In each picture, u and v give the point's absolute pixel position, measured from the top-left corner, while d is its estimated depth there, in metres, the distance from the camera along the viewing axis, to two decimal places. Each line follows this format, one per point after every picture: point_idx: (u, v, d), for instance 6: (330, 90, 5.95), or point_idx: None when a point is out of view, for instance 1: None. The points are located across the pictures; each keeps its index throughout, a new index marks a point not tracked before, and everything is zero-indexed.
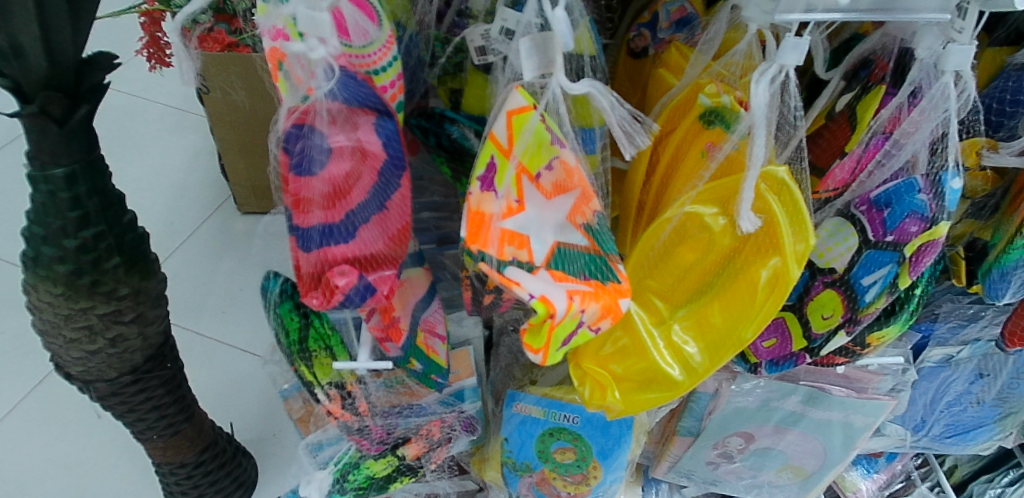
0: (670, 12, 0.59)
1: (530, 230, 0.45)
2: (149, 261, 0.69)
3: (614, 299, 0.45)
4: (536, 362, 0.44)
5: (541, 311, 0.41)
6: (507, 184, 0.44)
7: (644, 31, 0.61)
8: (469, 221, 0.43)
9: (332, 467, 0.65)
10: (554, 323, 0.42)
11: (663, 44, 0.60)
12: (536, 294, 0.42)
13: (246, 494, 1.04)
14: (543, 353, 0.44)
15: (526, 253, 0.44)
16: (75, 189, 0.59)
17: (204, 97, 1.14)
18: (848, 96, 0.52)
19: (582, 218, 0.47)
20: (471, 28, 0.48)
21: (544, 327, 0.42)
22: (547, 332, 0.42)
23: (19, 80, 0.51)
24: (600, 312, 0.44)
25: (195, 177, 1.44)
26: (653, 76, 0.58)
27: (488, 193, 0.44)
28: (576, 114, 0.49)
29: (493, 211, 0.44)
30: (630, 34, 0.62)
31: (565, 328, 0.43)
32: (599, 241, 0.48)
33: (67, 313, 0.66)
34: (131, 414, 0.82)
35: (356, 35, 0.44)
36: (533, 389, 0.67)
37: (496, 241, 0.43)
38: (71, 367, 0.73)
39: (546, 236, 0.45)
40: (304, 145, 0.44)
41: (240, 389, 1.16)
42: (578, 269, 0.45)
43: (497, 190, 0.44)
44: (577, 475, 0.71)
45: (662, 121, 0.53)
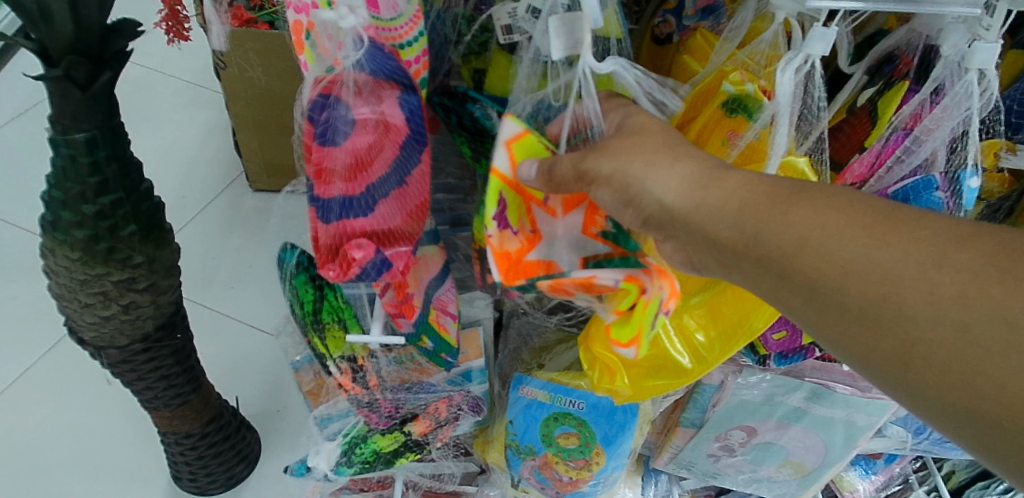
0: None
1: (554, 255, 0.48)
2: (164, 231, 0.71)
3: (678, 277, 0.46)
4: (631, 356, 0.46)
5: (626, 288, 0.43)
6: (521, 219, 0.47)
7: (669, 18, 0.60)
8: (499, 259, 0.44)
9: (340, 439, 0.65)
10: (640, 298, 0.43)
11: (687, 31, 0.60)
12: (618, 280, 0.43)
13: (249, 467, 1.06)
14: (636, 344, 0.45)
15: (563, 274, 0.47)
16: (95, 154, 0.60)
17: (222, 73, 1.16)
18: (871, 90, 0.52)
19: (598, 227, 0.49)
20: (498, 6, 0.48)
21: (635, 310, 0.43)
22: (640, 317, 0.44)
23: (46, 43, 0.52)
24: (671, 289, 0.45)
25: (208, 153, 1.45)
26: (677, 62, 0.58)
27: (506, 230, 0.46)
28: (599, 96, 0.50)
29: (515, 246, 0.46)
30: (656, 20, 0.62)
31: (653, 312, 0.44)
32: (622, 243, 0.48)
33: (83, 279, 0.67)
34: (140, 383, 0.84)
35: (384, 7, 0.44)
36: (541, 374, 0.68)
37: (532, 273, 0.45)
38: (84, 332, 0.74)
39: (571, 256, 0.48)
40: (328, 115, 0.44)
41: (248, 364, 1.18)
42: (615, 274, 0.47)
43: (512, 225, 0.46)
44: (580, 460, 0.71)
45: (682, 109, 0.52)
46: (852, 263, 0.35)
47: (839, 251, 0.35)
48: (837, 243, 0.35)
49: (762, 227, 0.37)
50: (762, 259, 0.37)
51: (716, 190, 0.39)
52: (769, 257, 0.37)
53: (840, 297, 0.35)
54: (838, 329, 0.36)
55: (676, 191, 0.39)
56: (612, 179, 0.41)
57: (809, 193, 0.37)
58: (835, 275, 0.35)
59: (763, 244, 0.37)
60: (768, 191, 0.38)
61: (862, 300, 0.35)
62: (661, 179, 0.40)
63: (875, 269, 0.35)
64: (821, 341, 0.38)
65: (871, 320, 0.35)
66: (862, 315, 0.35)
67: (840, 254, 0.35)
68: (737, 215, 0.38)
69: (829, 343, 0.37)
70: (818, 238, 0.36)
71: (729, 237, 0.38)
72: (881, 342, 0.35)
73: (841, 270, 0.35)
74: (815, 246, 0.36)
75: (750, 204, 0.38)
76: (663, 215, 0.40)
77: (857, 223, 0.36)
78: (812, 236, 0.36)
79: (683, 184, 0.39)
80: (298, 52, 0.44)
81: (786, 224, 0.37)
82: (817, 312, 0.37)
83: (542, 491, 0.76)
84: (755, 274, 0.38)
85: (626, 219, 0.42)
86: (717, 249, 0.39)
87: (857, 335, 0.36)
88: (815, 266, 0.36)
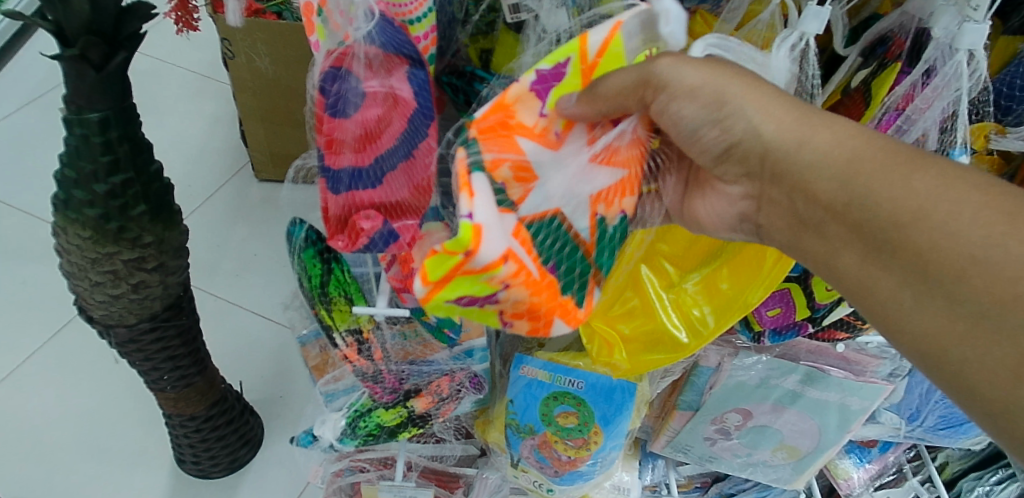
0: None
1: (544, 171, 0.42)
2: (173, 212, 0.78)
3: (552, 320, 0.44)
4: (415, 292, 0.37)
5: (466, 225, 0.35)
6: (563, 110, 0.42)
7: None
8: (494, 105, 0.40)
9: (345, 411, 0.66)
10: (468, 261, 0.36)
11: None
12: (476, 217, 0.36)
13: (252, 451, 1.11)
14: (428, 288, 0.36)
15: (520, 192, 0.42)
16: (107, 134, 0.67)
17: (229, 63, 1.21)
18: (864, 72, 0.53)
19: (604, 208, 0.46)
20: None
21: (452, 261, 0.36)
22: (452, 267, 0.36)
23: (63, 24, 0.60)
24: (522, 307, 0.41)
25: (214, 142, 1.47)
26: None
27: (534, 102, 0.41)
28: None
29: (523, 118, 0.41)
30: None
31: (467, 285, 0.37)
32: (600, 240, 0.47)
33: (94, 257, 0.74)
34: (147, 363, 0.89)
35: None
36: (540, 354, 0.70)
37: (500, 137, 0.40)
38: (93, 310, 0.80)
39: (552, 200, 0.43)
40: (340, 87, 0.46)
41: (253, 350, 1.22)
42: (547, 244, 0.44)
43: (546, 105, 0.41)
44: (579, 439, 0.72)
45: None
46: (980, 251, 0.35)
47: (967, 237, 0.36)
48: (960, 226, 0.36)
49: (876, 187, 0.38)
50: (865, 220, 0.38)
51: (829, 143, 0.40)
52: (880, 226, 0.38)
53: (959, 285, 0.36)
54: (937, 317, 0.36)
55: (783, 135, 0.40)
56: (702, 89, 0.40)
57: (936, 168, 0.38)
58: (958, 260, 0.36)
59: (872, 203, 0.38)
60: (886, 156, 0.39)
61: (982, 297, 0.35)
62: (772, 125, 0.40)
63: (1003, 265, 0.35)
64: (904, 333, 0.38)
65: (988, 320, 0.35)
66: (978, 313, 0.35)
67: (964, 237, 0.36)
68: (849, 171, 0.39)
69: (918, 333, 0.37)
70: (943, 213, 0.37)
71: (833, 193, 0.39)
72: (992, 349, 0.35)
73: (966, 257, 0.36)
74: (940, 223, 0.37)
75: (866, 163, 0.39)
76: (766, 167, 0.41)
77: (992, 208, 0.36)
78: (936, 208, 0.37)
79: (795, 130, 0.40)
80: (309, 32, 0.47)
81: (909, 190, 0.38)
82: (914, 294, 0.37)
83: (540, 471, 0.76)
84: (851, 235, 0.39)
85: (711, 143, 0.42)
86: (825, 205, 0.40)
87: (964, 332, 0.35)
88: (934, 244, 0.36)
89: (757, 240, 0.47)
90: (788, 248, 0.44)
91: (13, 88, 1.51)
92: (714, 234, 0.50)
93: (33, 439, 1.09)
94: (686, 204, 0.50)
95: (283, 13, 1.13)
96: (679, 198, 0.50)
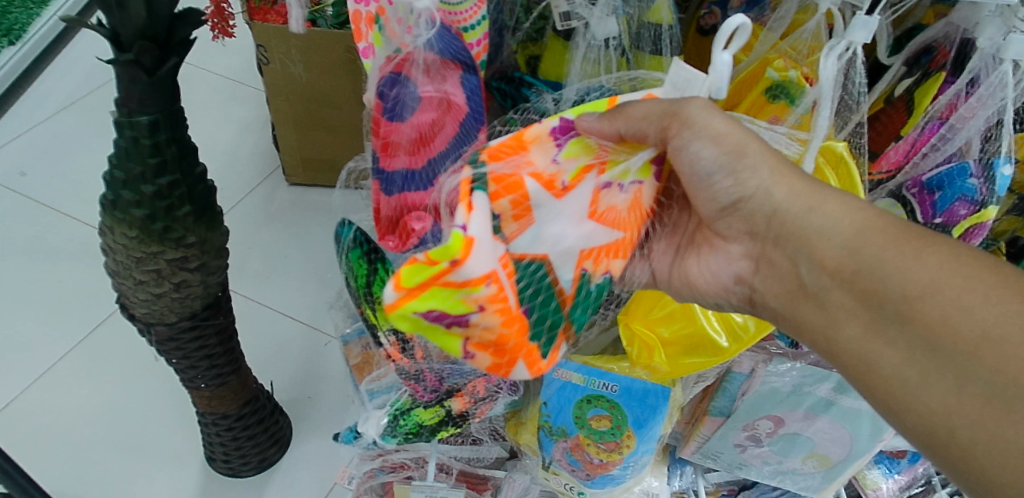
0: None
1: (542, 218, 0.47)
2: (215, 214, 0.80)
3: (515, 361, 0.47)
4: (387, 296, 0.38)
5: (458, 236, 0.38)
6: (575, 161, 0.46)
7: (714, 9, 0.64)
8: (513, 135, 0.44)
9: (388, 408, 0.66)
10: (450, 271, 0.38)
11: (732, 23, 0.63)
12: (470, 231, 0.39)
13: (281, 451, 1.13)
14: (402, 293, 0.38)
15: (513, 229, 0.45)
16: (157, 136, 0.69)
17: (263, 69, 1.25)
18: (908, 81, 0.55)
19: (592, 265, 0.50)
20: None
21: (434, 270, 0.38)
22: (432, 275, 0.38)
23: (120, 30, 0.62)
24: (490, 336, 0.44)
25: (245, 146, 1.50)
26: None
27: (551, 146, 0.46)
28: None
29: (536, 157, 0.45)
30: (700, 12, 0.65)
31: (440, 296, 0.39)
32: (575, 295, 0.51)
33: (140, 256, 0.76)
34: (185, 361, 0.91)
35: None
36: (575, 356, 0.70)
37: (509, 167, 0.44)
38: (135, 308, 0.82)
39: (545, 246, 0.47)
40: (398, 92, 0.47)
41: (282, 350, 1.24)
42: (528, 281, 0.47)
43: (560, 154, 0.46)
44: (611, 442, 0.73)
45: (729, 93, 0.55)
46: (992, 330, 0.40)
47: (982, 316, 0.41)
48: (969, 303, 0.41)
49: (886, 261, 0.44)
50: (876, 291, 0.43)
51: (838, 215, 0.45)
52: (891, 299, 0.43)
53: (969, 361, 0.40)
54: (947, 392, 0.41)
55: (796, 202, 0.46)
56: (726, 137, 0.44)
57: (946, 249, 0.43)
58: (972, 336, 0.40)
59: (882, 277, 0.43)
60: (895, 236, 0.44)
61: (994, 375, 0.39)
62: (787, 194, 0.46)
63: (1008, 341, 0.40)
64: (912, 408, 0.42)
65: (998, 400, 0.39)
66: (988, 390, 0.39)
67: (971, 314, 0.41)
68: (857, 242, 0.44)
69: (928, 408, 0.41)
70: (952, 291, 0.42)
71: (842, 262, 0.45)
72: (1005, 429, 0.38)
73: (979, 334, 0.40)
74: (950, 300, 0.42)
75: (874, 239, 0.44)
76: (776, 233, 0.47)
77: (1002, 288, 0.41)
78: (941, 285, 0.42)
79: (810, 201, 0.46)
80: (359, 39, 0.47)
81: (920, 265, 0.43)
82: (922, 368, 0.42)
83: (572, 474, 0.77)
84: (860, 306, 0.44)
85: (724, 193, 0.47)
86: (834, 276, 0.45)
87: (976, 409, 0.40)
88: (946, 320, 0.41)
89: (743, 306, 0.52)
90: (781, 315, 0.49)
91: (52, 92, 1.55)
92: (704, 299, 0.54)
93: (66, 435, 1.11)
94: (680, 265, 0.55)
95: (317, 21, 1.19)
96: (668, 263, 0.55)
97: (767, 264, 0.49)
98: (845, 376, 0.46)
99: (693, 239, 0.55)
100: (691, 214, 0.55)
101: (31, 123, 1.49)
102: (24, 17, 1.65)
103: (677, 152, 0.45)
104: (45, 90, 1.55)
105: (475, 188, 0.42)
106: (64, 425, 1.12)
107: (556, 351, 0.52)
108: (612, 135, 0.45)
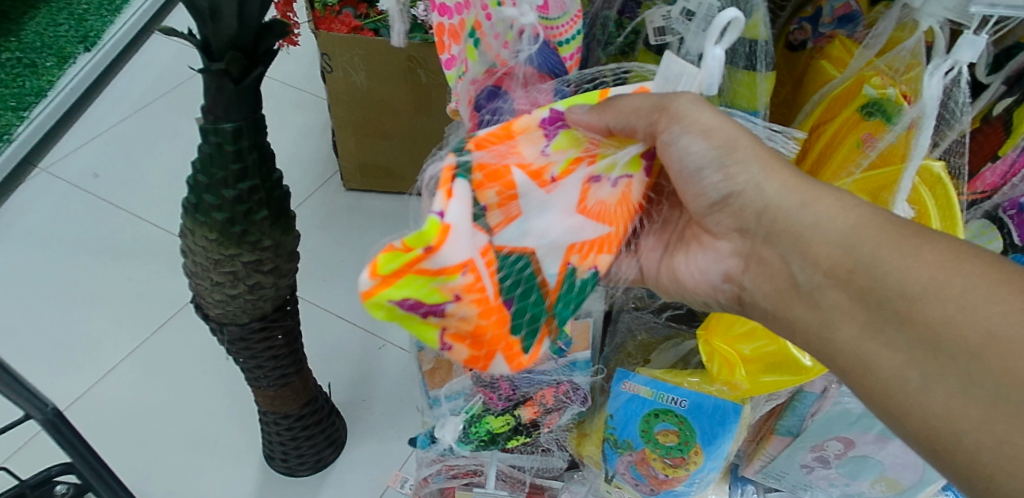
0: (834, 8, 0.60)
1: (530, 210, 0.46)
2: (289, 218, 0.82)
3: (494, 354, 0.47)
4: (362, 284, 0.37)
5: (434, 222, 0.37)
6: (566, 154, 0.46)
7: (805, 25, 0.64)
8: (502, 123, 0.44)
9: (464, 415, 0.67)
10: (425, 258, 0.37)
11: (823, 39, 0.62)
12: (447, 218, 0.38)
13: (336, 451, 1.15)
14: (378, 280, 0.38)
15: (498, 219, 0.44)
16: (239, 142, 0.71)
17: (327, 77, 1.29)
18: (1008, 100, 0.53)
19: (578, 259, 0.50)
20: (652, 9, 0.55)
21: (409, 258, 0.37)
22: (406, 263, 0.37)
23: (211, 40, 0.64)
24: (465, 326, 0.44)
25: (305, 151, 1.54)
26: (813, 67, 0.61)
27: (541, 136, 0.46)
28: (743, 95, 0.53)
29: (525, 147, 0.45)
30: (790, 27, 0.65)
31: (413, 284, 0.39)
32: (562, 291, 0.50)
33: (218, 258, 0.78)
34: (252, 361, 0.93)
35: (553, 8, 0.51)
36: (644, 371, 0.70)
37: (498, 157, 0.44)
38: (210, 308, 0.84)
39: (531, 239, 0.47)
40: (496, 108, 0.51)
41: (338, 352, 1.27)
42: (513, 274, 0.46)
43: (550, 145, 0.46)
44: (678, 458, 0.72)
45: (821, 109, 0.56)
46: (997, 328, 0.39)
47: (985, 315, 0.39)
48: (971, 304, 0.40)
49: (881, 258, 0.43)
50: (870, 288, 0.43)
51: (830, 212, 0.45)
52: (889, 298, 0.42)
53: (972, 363, 0.39)
54: (950, 394, 0.39)
55: (788, 197, 0.46)
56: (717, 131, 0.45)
57: (947, 245, 0.42)
58: (975, 337, 0.39)
59: (874, 275, 0.43)
60: (891, 231, 0.44)
61: (1002, 379, 0.38)
62: (779, 188, 0.46)
63: (1014, 344, 0.38)
64: (912, 413, 0.41)
65: (1004, 403, 0.37)
66: (995, 394, 0.38)
67: (972, 315, 0.40)
68: (852, 238, 0.44)
69: (929, 412, 0.40)
70: (955, 290, 0.41)
71: (836, 259, 0.44)
72: (1010, 435, 0.37)
73: (984, 334, 0.39)
74: (952, 299, 0.41)
75: (869, 237, 0.44)
76: (766, 230, 0.48)
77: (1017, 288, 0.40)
78: (937, 283, 0.41)
79: (796, 197, 0.46)
80: (449, 43, 0.51)
81: (919, 263, 0.42)
82: (922, 370, 0.40)
83: (636, 488, 0.77)
84: (856, 304, 0.43)
85: (713, 187, 0.47)
86: (828, 274, 0.45)
87: (981, 413, 0.38)
88: (948, 320, 0.40)
89: (731, 304, 0.54)
90: (770, 312, 0.49)
91: (126, 96, 1.61)
92: (695, 293, 0.56)
93: (132, 428, 1.15)
94: (671, 261, 0.56)
95: (379, 30, 1.25)
96: (656, 259, 0.58)
97: (756, 261, 0.50)
98: (844, 379, 0.45)
99: (682, 237, 0.56)
100: (681, 212, 0.56)
101: (105, 126, 1.56)
102: (103, 24, 1.73)
103: (667, 146, 0.46)
104: (118, 94, 1.62)
105: (457, 175, 0.41)
106: (130, 418, 1.16)
107: (538, 348, 0.50)
108: (601, 129, 0.46)
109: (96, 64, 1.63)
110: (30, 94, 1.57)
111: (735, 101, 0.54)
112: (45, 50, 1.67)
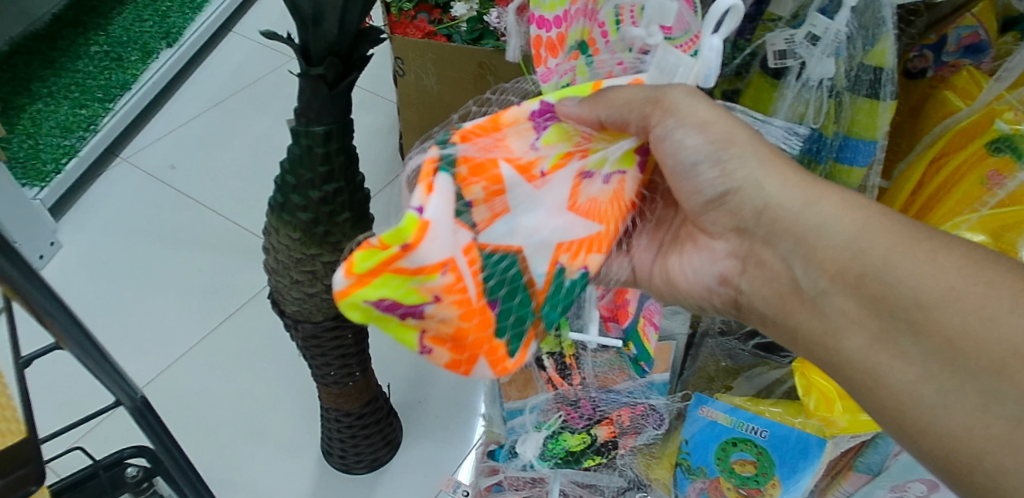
0: (962, 37, 0.63)
1: (519, 207, 0.47)
2: (370, 221, 0.83)
3: (477, 358, 0.46)
4: (337, 282, 0.39)
5: (412, 219, 0.38)
6: (556, 148, 0.47)
7: (926, 53, 0.66)
8: (490, 115, 0.45)
9: (543, 430, 0.70)
10: (401, 256, 0.38)
11: (945, 67, 0.66)
12: (426, 214, 0.39)
13: (391, 452, 1.15)
14: (355, 277, 0.39)
15: (484, 214, 0.45)
16: (328, 145, 0.73)
17: (399, 79, 1.31)
18: None
19: (567, 259, 0.49)
20: (774, 32, 0.55)
21: (384, 257, 0.38)
22: (382, 262, 0.38)
23: (311, 45, 0.66)
24: (445, 327, 0.44)
25: (371, 152, 1.57)
26: (935, 96, 0.66)
27: (530, 131, 0.47)
28: (864, 124, 0.58)
29: (513, 141, 0.46)
30: (910, 53, 0.68)
31: (389, 283, 0.40)
32: (550, 293, 0.49)
33: (299, 257, 0.80)
34: (322, 357, 0.94)
35: (676, 28, 0.53)
36: (724, 397, 0.69)
37: (484, 150, 0.44)
38: (287, 305, 0.86)
39: (519, 237, 0.47)
40: None
41: (396, 353, 1.28)
42: (500, 271, 0.46)
43: (540, 138, 0.47)
44: (753, 490, 0.69)
45: (945, 141, 0.62)
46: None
47: (1009, 329, 0.39)
48: (995, 320, 0.39)
49: (893, 263, 0.43)
50: (884, 298, 0.42)
51: (836, 212, 0.45)
52: (904, 308, 0.42)
53: (998, 380, 0.38)
54: (970, 413, 0.39)
55: (789, 197, 0.47)
56: (713, 125, 0.47)
57: (963, 253, 0.42)
58: (998, 352, 0.39)
59: (888, 281, 0.43)
60: (903, 236, 0.44)
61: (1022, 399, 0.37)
62: (779, 187, 0.47)
63: None
64: (927, 429, 0.40)
65: None
66: (1018, 415, 0.37)
67: (993, 329, 0.39)
68: (861, 244, 0.44)
69: (945, 431, 0.39)
70: (976, 302, 0.40)
71: (844, 263, 0.44)
72: None
73: (1008, 349, 0.38)
74: (971, 309, 0.40)
75: (877, 243, 0.44)
76: (765, 230, 0.48)
77: None
78: (949, 293, 0.41)
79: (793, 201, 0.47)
80: (548, 54, 0.56)
81: (936, 270, 0.42)
82: (939, 385, 0.40)
83: None
84: (869, 317, 0.43)
85: (709, 184, 0.48)
86: (836, 279, 0.44)
87: (1003, 434, 0.38)
88: (966, 331, 0.40)
89: (727, 306, 0.54)
90: (771, 317, 0.49)
91: (204, 91, 1.67)
92: (689, 297, 0.56)
93: (197, 414, 1.18)
94: (663, 260, 0.57)
95: (452, 35, 1.28)
96: (649, 259, 0.58)
97: (755, 263, 0.50)
98: (855, 393, 0.45)
99: (677, 237, 0.57)
100: (676, 212, 0.57)
101: (181, 120, 1.61)
102: (183, 21, 1.78)
103: (661, 141, 0.48)
104: (196, 91, 1.67)
105: (439, 169, 0.41)
106: (194, 405, 1.19)
107: (525, 351, 0.50)
108: (593, 121, 0.47)
109: (176, 58, 1.69)
110: (115, 86, 1.63)
111: (854, 129, 0.58)
112: (130, 44, 1.74)
